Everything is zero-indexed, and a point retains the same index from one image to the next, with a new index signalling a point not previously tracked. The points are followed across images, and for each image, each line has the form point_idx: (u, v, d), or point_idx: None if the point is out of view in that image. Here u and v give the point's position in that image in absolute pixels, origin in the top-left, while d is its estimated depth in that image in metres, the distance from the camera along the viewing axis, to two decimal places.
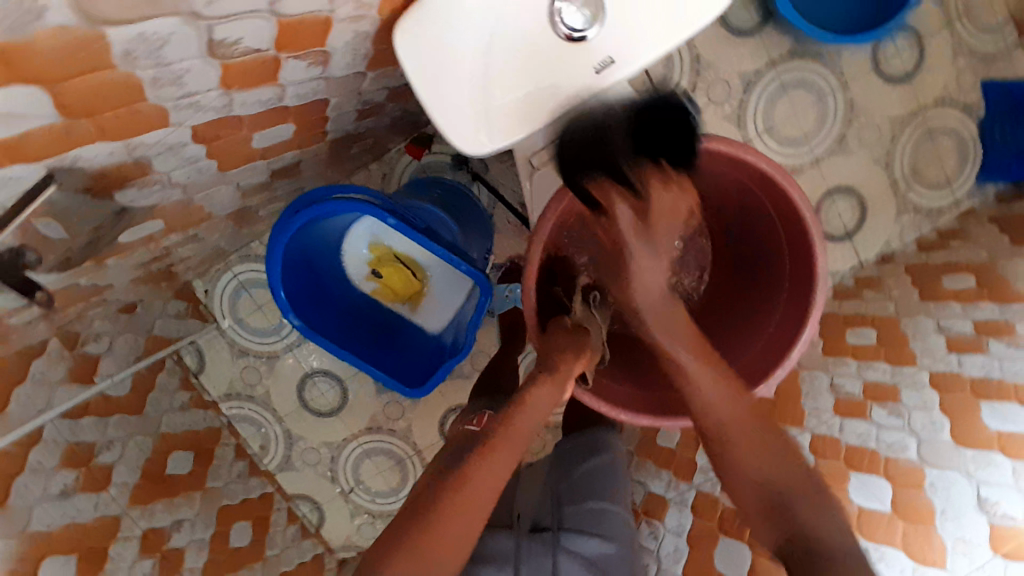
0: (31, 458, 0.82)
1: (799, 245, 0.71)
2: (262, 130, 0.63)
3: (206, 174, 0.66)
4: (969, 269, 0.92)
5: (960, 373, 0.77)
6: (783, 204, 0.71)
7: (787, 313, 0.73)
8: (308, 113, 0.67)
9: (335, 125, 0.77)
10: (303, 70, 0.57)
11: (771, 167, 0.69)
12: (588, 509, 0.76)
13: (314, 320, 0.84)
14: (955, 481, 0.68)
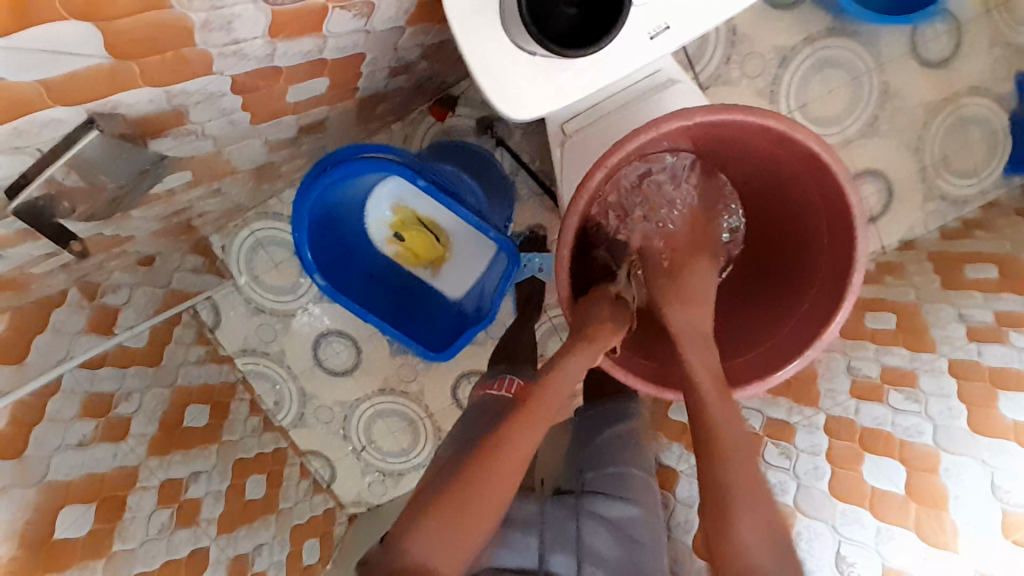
0: (51, 407, 0.84)
1: (842, 235, 0.73)
2: (299, 83, 0.62)
3: (239, 126, 0.65)
4: (992, 260, 0.91)
5: (980, 363, 0.78)
6: (829, 192, 0.73)
7: (818, 300, 0.76)
8: (343, 68, 0.66)
9: (367, 82, 0.76)
10: (347, 22, 0.55)
11: (822, 144, 0.69)
12: (610, 473, 0.75)
13: (338, 282, 0.84)
14: (969, 467, 0.69)
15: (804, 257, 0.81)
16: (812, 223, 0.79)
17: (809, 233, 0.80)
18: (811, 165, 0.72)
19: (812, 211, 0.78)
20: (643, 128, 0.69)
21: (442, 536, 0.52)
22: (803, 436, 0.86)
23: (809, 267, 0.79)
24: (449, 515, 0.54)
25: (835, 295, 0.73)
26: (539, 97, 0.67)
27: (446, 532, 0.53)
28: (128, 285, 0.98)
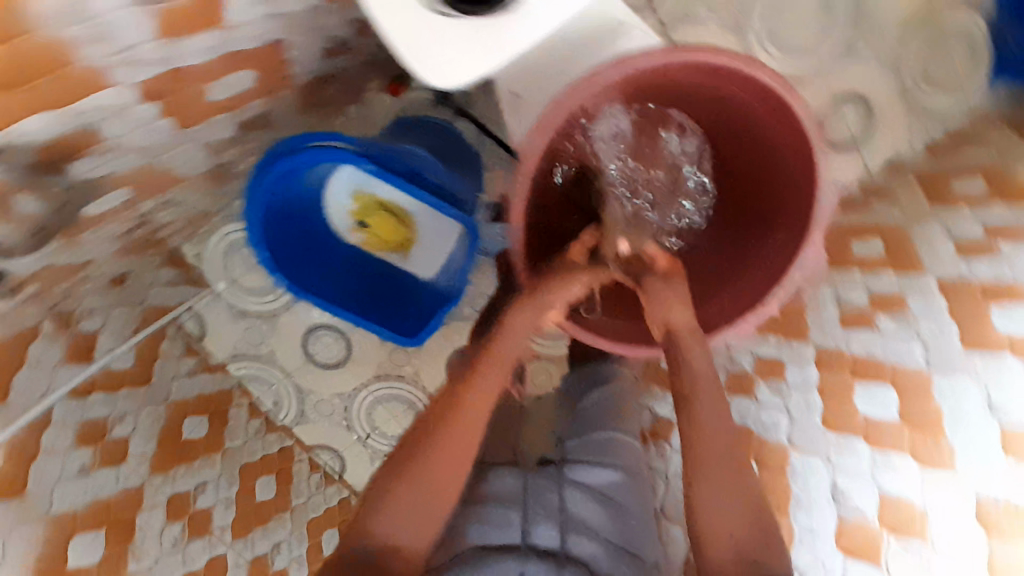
0: (45, 441, 0.84)
1: (804, 166, 0.73)
2: (218, 80, 0.58)
3: (165, 134, 0.61)
4: (978, 171, 0.87)
5: (971, 279, 0.75)
6: (786, 123, 0.72)
7: (788, 235, 0.75)
8: (264, 56, 0.63)
9: (300, 68, 0.71)
10: (244, 7, 0.54)
11: (776, 79, 0.67)
12: (591, 441, 0.77)
13: (302, 277, 0.83)
14: (966, 389, 0.67)
15: (771, 194, 0.80)
16: (774, 158, 0.78)
17: (772, 168, 0.79)
18: (765, 98, 0.71)
19: (771, 144, 0.77)
20: (581, 83, 0.68)
21: (411, 495, 0.62)
22: (794, 372, 0.85)
23: (776, 203, 0.79)
24: (414, 477, 0.62)
25: (801, 227, 0.73)
26: (463, 63, 0.64)
27: (410, 492, 0.62)
28: (102, 308, 0.97)
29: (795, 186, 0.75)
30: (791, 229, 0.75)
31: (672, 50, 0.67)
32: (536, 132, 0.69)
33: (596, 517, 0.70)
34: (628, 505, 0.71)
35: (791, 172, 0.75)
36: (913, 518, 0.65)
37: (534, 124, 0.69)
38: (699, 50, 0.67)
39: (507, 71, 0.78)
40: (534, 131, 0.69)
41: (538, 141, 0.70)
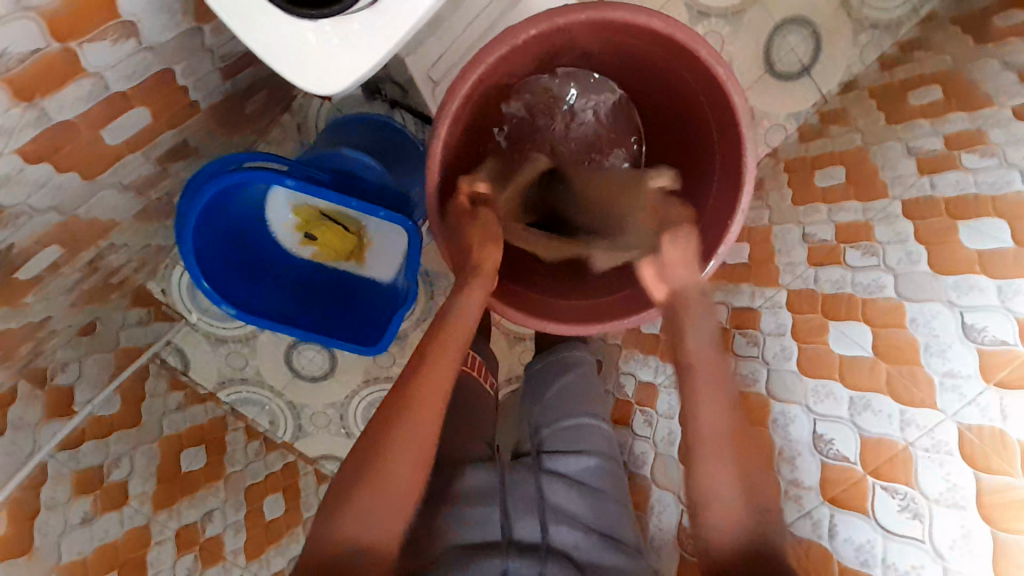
0: (43, 496, 0.86)
1: (723, 110, 0.69)
2: (108, 124, 0.56)
3: (72, 188, 0.59)
4: (934, 80, 0.84)
5: (934, 197, 0.72)
6: (696, 68, 0.68)
7: (722, 186, 0.71)
8: (159, 89, 0.60)
9: (204, 90, 0.69)
10: (111, 49, 0.50)
11: (673, 26, 0.65)
12: (564, 428, 0.78)
13: (253, 302, 0.81)
14: (938, 313, 0.64)
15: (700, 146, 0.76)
16: (695, 107, 0.74)
17: (697, 119, 0.75)
18: (667, 45, 0.68)
19: (690, 94, 0.73)
20: (471, 66, 0.66)
21: (369, 500, 0.59)
22: (767, 319, 0.84)
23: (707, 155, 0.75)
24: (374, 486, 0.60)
25: (734, 172, 0.69)
26: (342, 62, 0.61)
27: (371, 501, 0.59)
28: (75, 359, 0.97)
29: (716, 138, 0.72)
30: (721, 180, 0.72)
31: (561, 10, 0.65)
32: (439, 121, 0.68)
33: (575, 503, 0.72)
34: (602, 486, 0.75)
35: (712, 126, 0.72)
36: (896, 461, 0.61)
37: (434, 116, 0.67)
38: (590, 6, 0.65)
39: (424, 59, 0.79)
40: (437, 121, 0.68)
41: (441, 132, 0.68)
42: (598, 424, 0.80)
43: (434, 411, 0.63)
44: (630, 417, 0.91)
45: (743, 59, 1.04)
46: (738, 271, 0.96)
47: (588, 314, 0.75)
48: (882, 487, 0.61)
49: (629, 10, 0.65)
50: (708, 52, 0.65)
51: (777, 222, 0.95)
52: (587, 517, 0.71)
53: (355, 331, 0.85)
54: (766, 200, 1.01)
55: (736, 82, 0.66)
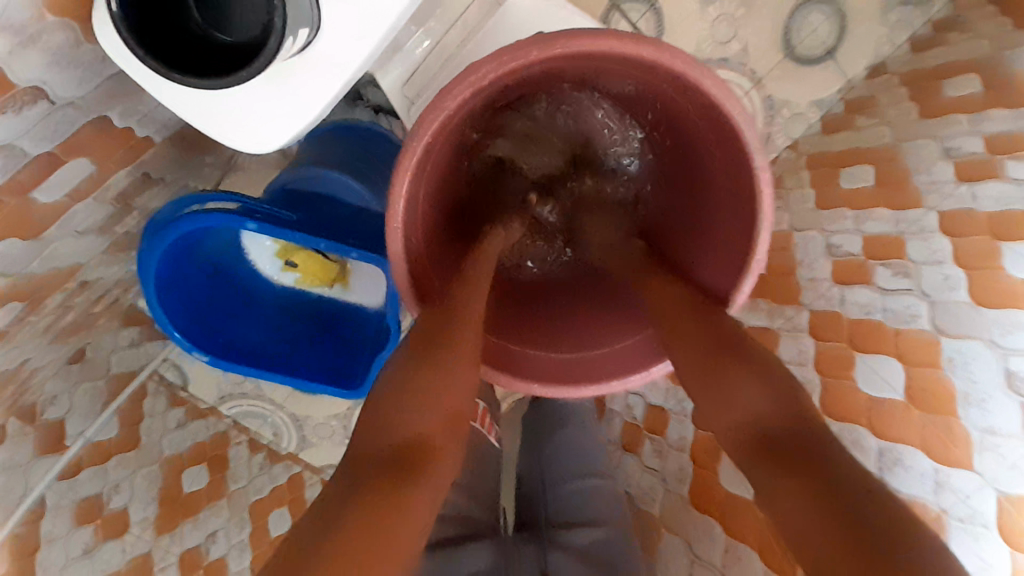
0: (42, 530, 0.82)
1: (730, 146, 0.58)
2: (38, 187, 0.58)
3: (18, 251, 0.61)
4: (969, 68, 0.74)
5: (975, 212, 0.63)
6: (696, 96, 0.57)
7: (732, 230, 0.61)
8: (88, 140, 0.61)
9: (132, 118, 0.66)
10: (12, 121, 0.51)
11: (682, 61, 0.53)
12: (567, 496, 0.81)
13: (235, 338, 0.85)
14: (977, 354, 0.57)
15: (704, 179, 0.66)
16: (698, 134, 0.63)
17: (699, 147, 0.64)
18: (653, 69, 0.57)
19: (692, 120, 0.62)
20: (425, 119, 0.54)
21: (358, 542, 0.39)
22: (787, 344, 0.78)
23: (712, 192, 0.65)
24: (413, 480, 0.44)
25: (747, 216, 0.58)
26: (280, 118, 0.57)
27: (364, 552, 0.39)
28: (65, 391, 0.91)
29: (724, 176, 0.62)
30: (730, 219, 0.61)
31: (538, 42, 0.52)
32: (397, 177, 0.55)
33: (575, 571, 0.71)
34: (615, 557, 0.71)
35: (718, 162, 0.62)
36: (927, 530, 0.55)
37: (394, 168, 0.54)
38: (575, 40, 0.52)
39: (397, 75, 0.72)
40: (394, 177, 0.55)
41: (402, 189, 0.56)
42: (603, 485, 0.81)
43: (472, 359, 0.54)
44: (639, 444, 0.86)
45: (760, 44, 0.95)
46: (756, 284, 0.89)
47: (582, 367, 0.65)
48: None
49: (626, 41, 0.53)
50: (707, 79, 0.54)
51: (798, 228, 0.87)
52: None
53: (337, 367, 0.87)
54: (786, 201, 0.93)
55: (745, 114, 0.54)
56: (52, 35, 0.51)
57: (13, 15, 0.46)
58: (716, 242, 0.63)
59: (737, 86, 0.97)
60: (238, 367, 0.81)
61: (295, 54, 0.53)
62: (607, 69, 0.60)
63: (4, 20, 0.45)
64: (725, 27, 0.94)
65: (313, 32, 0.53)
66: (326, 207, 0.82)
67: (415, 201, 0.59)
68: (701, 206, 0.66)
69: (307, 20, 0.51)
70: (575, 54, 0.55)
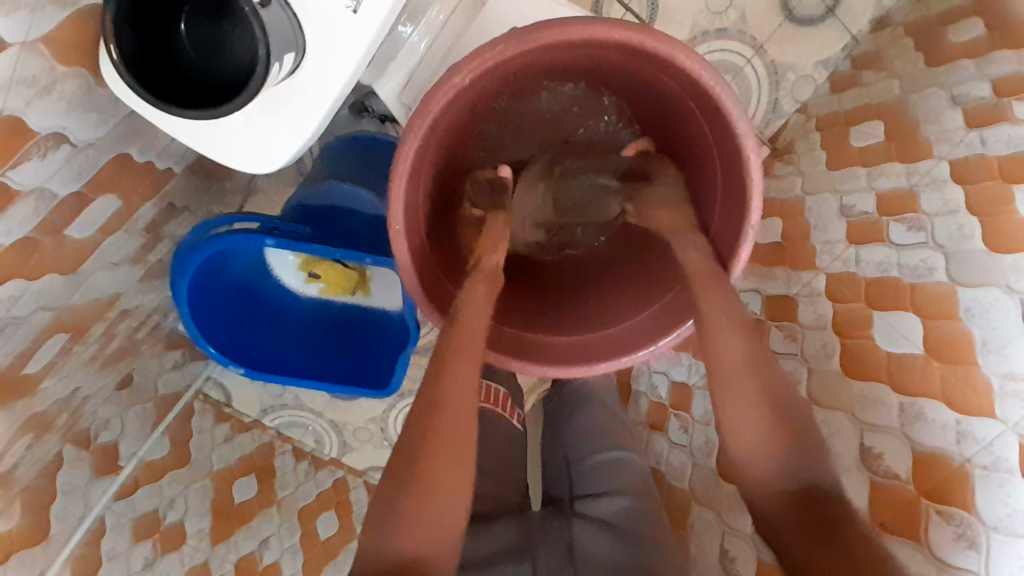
0: (105, 547, 0.87)
1: (717, 121, 0.58)
2: (72, 223, 0.62)
3: (59, 286, 0.65)
4: (975, 11, 0.71)
5: (986, 157, 0.61)
6: (679, 76, 0.58)
7: (726, 206, 0.62)
8: (111, 177, 0.65)
9: (150, 151, 0.70)
10: (39, 165, 0.55)
11: (658, 40, 0.54)
12: (591, 472, 0.81)
13: (267, 350, 0.89)
14: (994, 301, 0.55)
15: (697, 158, 0.66)
16: (685, 113, 0.64)
17: (688, 126, 0.65)
18: (632, 51, 0.57)
19: (679, 101, 0.63)
20: (414, 124, 0.56)
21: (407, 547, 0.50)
22: (805, 309, 0.77)
23: (707, 170, 0.65)
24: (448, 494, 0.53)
25: (739, 190, 0.59)
26: (280, 136, 0.60)
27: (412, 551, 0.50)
28: (118, 415, 0.95)
29: (714, 150, 0.62)
30: (724, 191, 0.62)
31: (517, 35, 0.54)
32: (395, 182, 0.57)
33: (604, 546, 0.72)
34: (640, 530, 0.72)
35: (707, 137, 0.62)
36: (951, 481, 0.55)
37: (390, 174, 0.57)
38: (552, 31, 0.53)
39: (393, 84, 0.74)
40: (392, 182, 0.58)
41: (399, 192, 0.58)
42: (630, 460, 0.80)
43: (472, 413, 0.56)
44: (665, 423, 0.86)
45: (758, 12, 0.93)
46: (771, 252, 0.89)
47: (584, 350, 0.66)
48: (936, 510, 0.55)
49: (601, 25, 0.54)
50: (686, 55, 0.54)
51: (810, 192, 0.86)
52: (617, 557, 0.69)
53: (364, 368, 0.90)
54: (797, 165, 0.92)
55: (726, 86, 0.55)
56: (65, 82, 0.54)
57: (26, 69, 0.49)
58: (712, 218, 0.64)
59: (739, 57, 0.96)
60: (273, 378, 0.86)
61: (283, 78, 0.56)
62: (589, 55, 0.61)
63: (19, 74, 0.49)
64: None
65: (301, 55, 0.56)
66: (341, 218, 0.85)
67: (414, 203, 0.62)
68: (697, 183, 0.67)
69: (292, 45, 0.54)
70: (555, 45, 0.56)
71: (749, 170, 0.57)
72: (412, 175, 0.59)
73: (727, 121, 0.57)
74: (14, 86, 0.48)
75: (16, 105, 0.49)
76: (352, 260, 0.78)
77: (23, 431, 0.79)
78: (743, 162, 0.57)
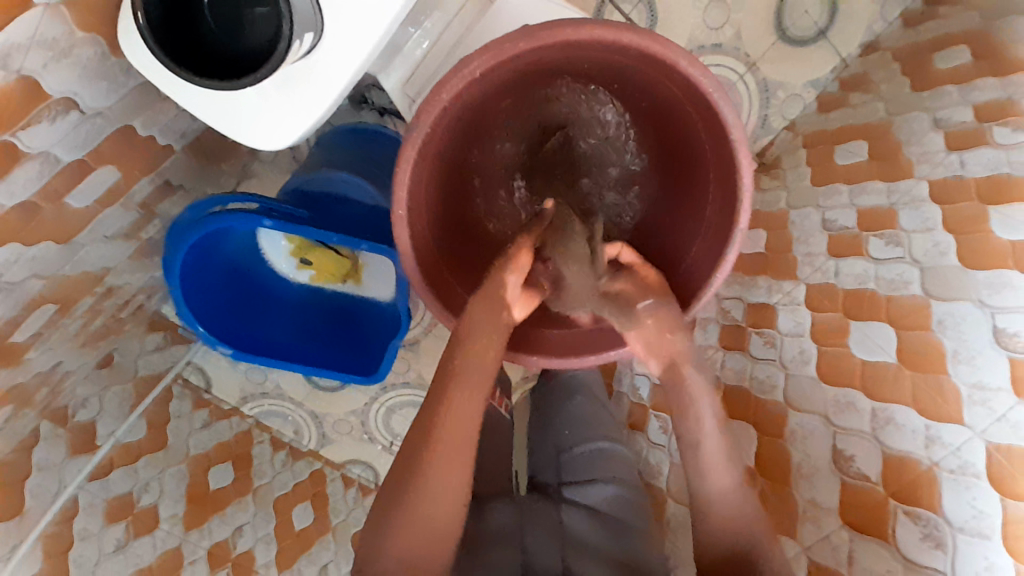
0: (77, 527, 0.85)
1: (714, 126, 0.60)
2: (71, 191, 0.62)
3: (51, 254, 0.65)
4: (961, 41, 0.75)
5: (964, 178, 0.64)
6: (680, 80, 0.60)
7: (719, 209, 0.64)
8: (112, 148, 0.65)
9: (153, 126, 0.70)
10: (47, 129, 0.55)
11: (662, 45, 0.56)
12: (579, 462, 0.83)
13: (256, 333, 0.89)
14: (966, 315, 0.58)
15: (692, 162, 0.68)
16: (684, 118, 0.66)
17: (685, 129, 0.67)
18: (636, 54, 0.59)
19: (679, 106, 0.65)
20: (422, 112, 0.57)
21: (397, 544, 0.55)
22: (785, 317, 0.80)
23: (701, 174, 0.67)
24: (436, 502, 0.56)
25: (731, 194, 0.61)
26: (290, 116, 0.61)
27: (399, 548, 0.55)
28: (96, 394, 0.94)
29: (709, 155, 0.64)
30: (717, 194, 0.64)
31: (527, 32, 0.55)
32: (400, 167, 0.59)
33: (593, 531, 0.74)
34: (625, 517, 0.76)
35: (704, 142, 0.65)
36: (918, 483, 0.57)
37: (396, 160, 0.58)
38: (560, 29, 0.55)
39: (398, 75, 0.75)
40: (397, 168, 0.59)
41: (404, 177, 0.59)
42: (616, 450, 0.84)
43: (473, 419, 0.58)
44: (645, 422, 0.88)
45: (753, 30, 0.97)
46: (754, 262, 0.91)
47: (580, 345, 0.68)
48: (904, 511, 0.57)
49: (608, 27, 0.56)
50: (688, 62, 0.56)
51: (794, 206, 0.89)
52: (602, 544, 0.72)
53: (352, 356, 0.91)
54: (783, 180, 0.95)
55: (725, 92, 0.57)
56: (81, 48, 0.55)
57: (48, 31, 0.49)
58: (704, 220, 0.66)
59: (733, 71, 0.99)
60: (261, 360, 0.86)
61: (299, 58, 0.57)
62: (594, 56, 0.63)
63: (40, 36, 0.49)
64: (717, 13, 0.96)
65: (319, 35, 0.57)
66: (338, 206, 0.86)
67: (417, 191, 0.63)
68: (692, 186, 0.69)
69: (312, 24, 0.56)
70: (561, 44, 0.58)
71: (741, 175, 0.59)
72: (418, 163, 0.60)
73: (723, 127, 0.59)
74: (33, 47, 0.49)
75: (32, 67, 0.50)
76: (348, 245, 0.79)
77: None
78: (737, 167, 0.59)
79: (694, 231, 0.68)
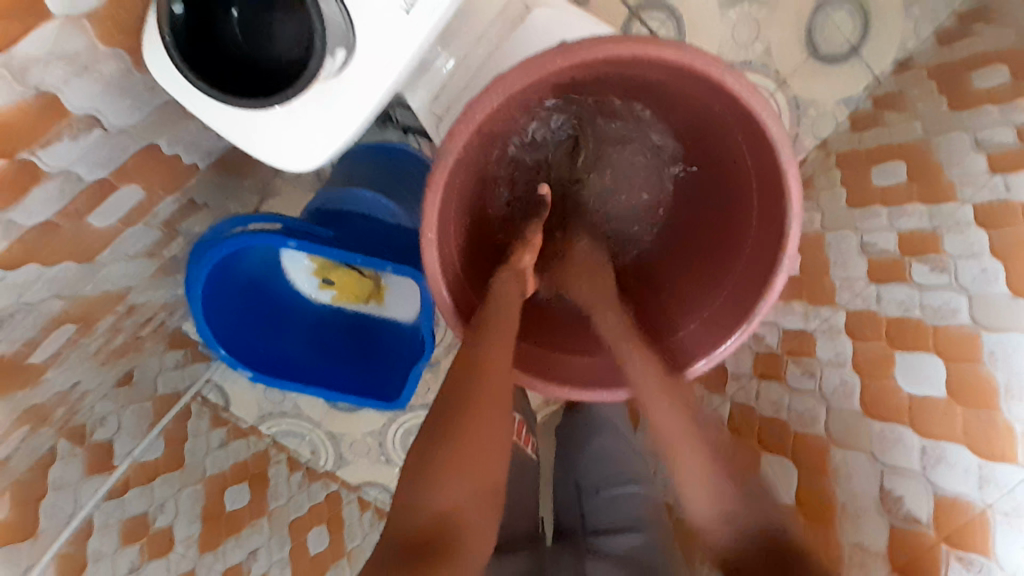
0: (91, 548, 0.82)
1: (760, 146, 0.59)
2: (94, 211, 0.62)
3: (72, 273, 0.64)
4: (1001, 58, 0.72)
5: (1009, 201, 0.60)
6: (721, 97, 0.58)
7: (761, 230, 0.63)
8: (136, 167, 0.65)
9: (177, 145, 0.70)
10: (70, 147, 0.55)
11: (706, 61, 0.54)
12: (603, 503, 0.81)
13: (276, 356, 0.88)
14: (1018, 345, 0.54)
15: (735, 181, 0.67)
16: (725, 136, 0.65)
17: (728, 148, 0.65)
18: (679, 72, 0.58)
19: (720, 124, 0.64)
20: (453, 134, 0.56)
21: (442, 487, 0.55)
22: (824, 346, 0.76)
23: (743, 195, 0.66)
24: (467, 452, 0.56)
25: (776, 216, 0.59)
26: (316, 132, 0.60)
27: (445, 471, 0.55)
28: (113, 413, 0.93)
29: (753, 175, 0.63)
30: (760, 218, 0.63)
31: (568, 50, 0.54)
32: (430, 189, 0.57)
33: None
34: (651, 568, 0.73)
35: (747, 161, 0.63)
36: (971, 526, 0.53)
37: (426, 181, 0.57)
38: (601, 44, 0.54)
39: (425, 94, 0.75)
40: (427, 190, 0.57)
41: (434, 200, 0.58)
42: None
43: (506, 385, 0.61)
44: None
45: (782, 46, 0.95)
46: (790, 286, 0.88)
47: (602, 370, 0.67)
48: (957, 557, 0.54)
49: (646, 44, 0.54)
50: (736, 80, 0.55)
51: (830, 229, 0.86)
52: None
53: (375, 382, 0.89)
54: (816, 200, 0.93)
55: (771, 110, 0.55)
56: (105, 62, 0.54)
57: (67, 45, 0.49)
58: (747, 242, 0.65)
59: (764, 89, 0.97)
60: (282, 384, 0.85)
61: (329, 74, 0.57)
62: (635, 73, 0.62)
63: (60, 49, 0.48)
64: (747, 29, 0.95)
65: (351, 52, 0.56)
66: (360, 224, 0.85)
67: (445, 219, 0.62)
68: (731, 207, 0.68)
69: (343, 39, 0.55)
70: (602, 61, 0.57)
71: (789, 196, 0.58)
72: (450, 181, 0.59)
73: (771, 148, 0.57)
74: (52, 60, 0.48)
75: (52, 82, 0.49)
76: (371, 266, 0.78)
77: (19, 421, 0.77)
78: (784, 189, 0.58)
79: (736, 253, 0.67)
